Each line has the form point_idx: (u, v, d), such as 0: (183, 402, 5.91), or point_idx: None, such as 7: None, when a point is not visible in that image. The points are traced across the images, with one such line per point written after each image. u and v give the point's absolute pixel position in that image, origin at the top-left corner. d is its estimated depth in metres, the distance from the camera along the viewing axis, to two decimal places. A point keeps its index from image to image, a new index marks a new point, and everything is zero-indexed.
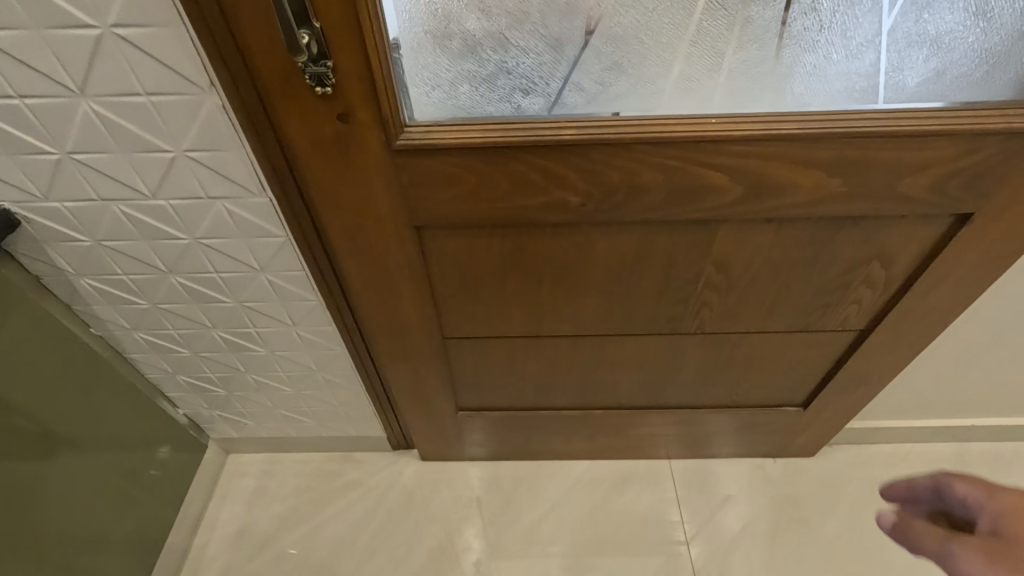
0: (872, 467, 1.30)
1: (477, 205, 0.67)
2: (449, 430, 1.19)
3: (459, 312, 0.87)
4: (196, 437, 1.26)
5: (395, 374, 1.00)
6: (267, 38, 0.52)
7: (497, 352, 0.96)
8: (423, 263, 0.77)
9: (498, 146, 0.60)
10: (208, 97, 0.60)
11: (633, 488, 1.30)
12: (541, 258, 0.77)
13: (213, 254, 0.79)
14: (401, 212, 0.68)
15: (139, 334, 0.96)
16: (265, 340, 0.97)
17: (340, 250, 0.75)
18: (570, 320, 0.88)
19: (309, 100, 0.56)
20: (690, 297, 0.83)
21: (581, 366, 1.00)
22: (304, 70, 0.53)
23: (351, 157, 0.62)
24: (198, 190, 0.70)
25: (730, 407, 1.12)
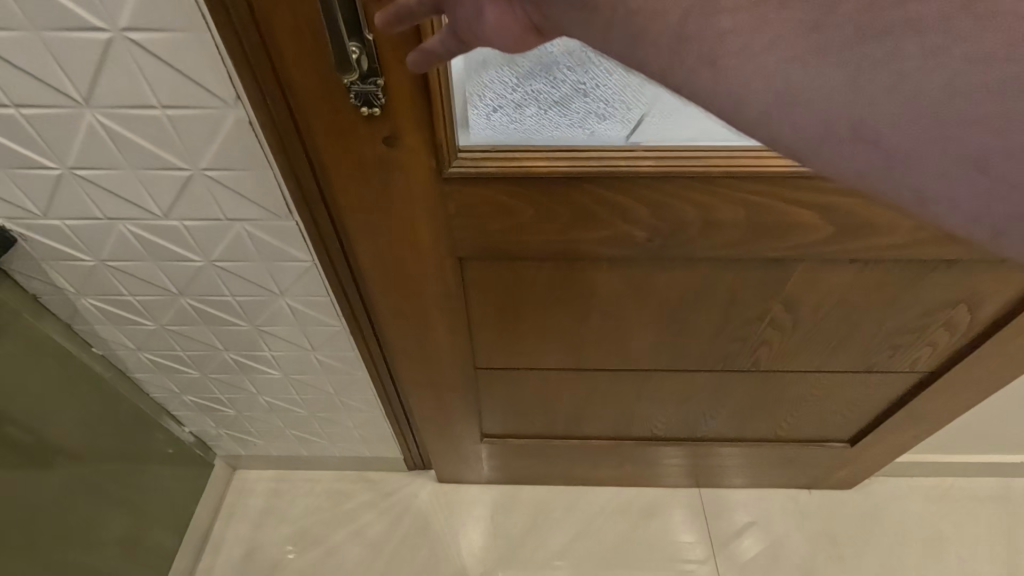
0: (911, 501, 1.24)
1: (530, 237, 0.60)
2: (468, 455, 1.13)
3: (495, 343, 0.79)
4: (202, 454, 1.20)
5: (420, 403, 0.93)
6: (309, 51, 0.45)
7: (531, 383, 0.90)
8: (462, 295, 0.69)
9: (563, 178, 0.53)
10: (232, 112, 0.52)
11: (659, 517, 1.24)
12: (592, 293, 0.69)
13: (229, 277, 0.72)
14: (443, 243, 0.61)
15: (144, 354, 0.88)
16: (280, 364, 0.90)
17: (371, 280, 0.67)
18: (615, 355, 0.81)
19: (351, 121, 0.49)
20: (750, 336, 0.76)
21: (619, 399, 0.93)
22: (350, 89, 0.46)
23: (393, 184, 0.54)
24: (216, 211, 0.62)
25: (771, 440, 1.05)
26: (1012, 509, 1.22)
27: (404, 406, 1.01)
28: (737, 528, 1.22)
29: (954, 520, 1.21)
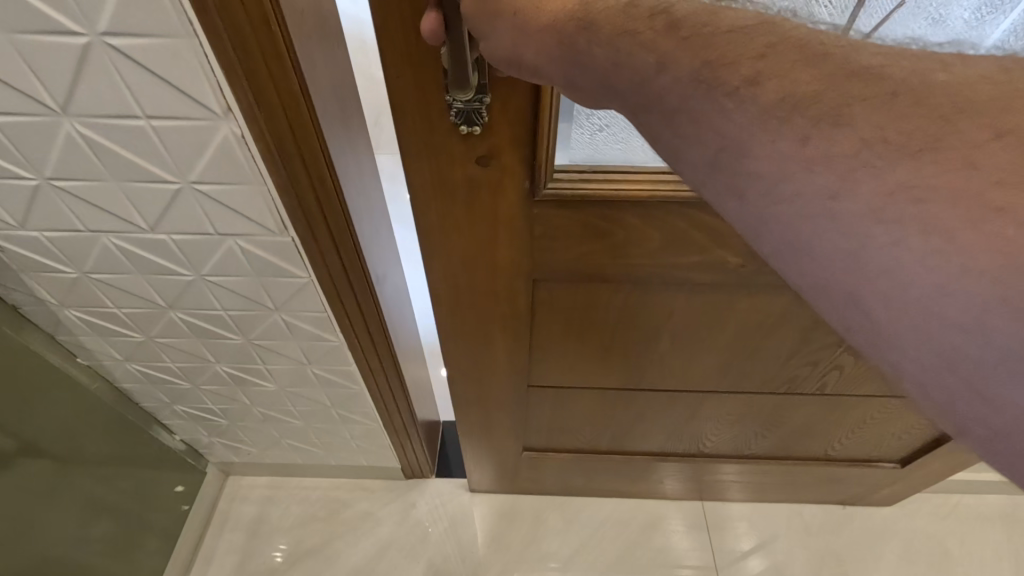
0: (919, 517, 1.22)
1: (615, 260, 0.60)
2: (506, 466, 1.10)
3: (553, 362, 0.78)
4: (193, 462, 1.16)
5: (466, 419, 0.92)
6: (426, 66, 0.44)
7: (579, 401, 0.88)
8: (529, 315, 0.69)
9: (662, 203, 0.53)
10: (224, 125, 0.48)
11: (660, 530, 1.21)
12: (668, 317, 0.68)
13: (221, 292, 0.68)
14: (522, 264, 0.61)
15: (133, 365, 0.84)
16: (276, 377, 0.87)
17: (437, 298, 0.66)
18: (674, 374, 0.79)
19: (447, 139, 0.49)
20: (823, 360, 0.74)
21: (640, 414, 0.90)
22: (451, 107, 0.46)
23: (479, 204, 0.54)
24: (206, 226, 0.58)
25: (800, 461, 1.03)
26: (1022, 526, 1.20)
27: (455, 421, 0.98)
28: (745, 543, 1.20)
29: (960, 541, 1.19)
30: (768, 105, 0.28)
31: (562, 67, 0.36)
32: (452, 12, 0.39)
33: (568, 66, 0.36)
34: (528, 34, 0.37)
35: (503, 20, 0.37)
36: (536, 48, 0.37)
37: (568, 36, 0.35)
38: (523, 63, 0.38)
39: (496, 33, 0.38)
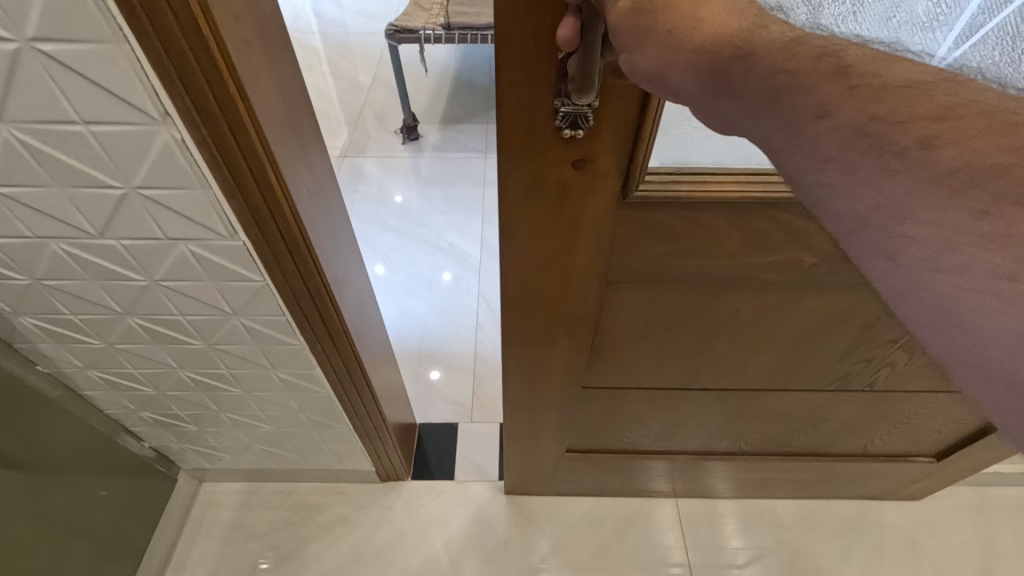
0: (884, 511, 1.23)
1: (692, 262, 0.61)
2: (546, 468, 1.11)
3: (612, 363, 0.79)
4: (162, 469, 1.15)
5: (514, 422, 0.94)
6: (543, 73, 0.45)
7: (627, 403, 0.89)
8: (596, 317, 0.70)
9: (749, 203, 0.54)
10: (164, 130, 0.48)
11: (638, 528, 1.22)
12: (734, 317, 0.69)
13: (176, 297, 0.68)
14: (598, 266, 0.62)
15: (95, 372, 0.84)
16: (240, 381, 0.86)
17: (506, 300, 0.68)
18: (728, 373, 0.81)
19: (548, 143, 0.50)
20: (877, 357, 0.76)
21: (634, 409, 0.91)
22: (559, 110, 0.47)
23: (568, 205, 0.55)
24: (155, 230, 0.58)
25: (775, 456, 1.05)
26: (987, 519, 1.22)
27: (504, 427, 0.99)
28: (727, 540, 1.21)
29: (930, 532, 1.20)
30: (941, 170, 0.28)
31: (709, 95, 0.35)
32: (591, 21, 0.39)
33: (715, 94, 0.35)
34: (677, 52, 0.35)
35: (656, 35, 0.35)
36: (683, 71, 0.35)
37: (721, 63, 0.34)
38: (667, 82, 0.37)
39: (639, 47, 0.36)
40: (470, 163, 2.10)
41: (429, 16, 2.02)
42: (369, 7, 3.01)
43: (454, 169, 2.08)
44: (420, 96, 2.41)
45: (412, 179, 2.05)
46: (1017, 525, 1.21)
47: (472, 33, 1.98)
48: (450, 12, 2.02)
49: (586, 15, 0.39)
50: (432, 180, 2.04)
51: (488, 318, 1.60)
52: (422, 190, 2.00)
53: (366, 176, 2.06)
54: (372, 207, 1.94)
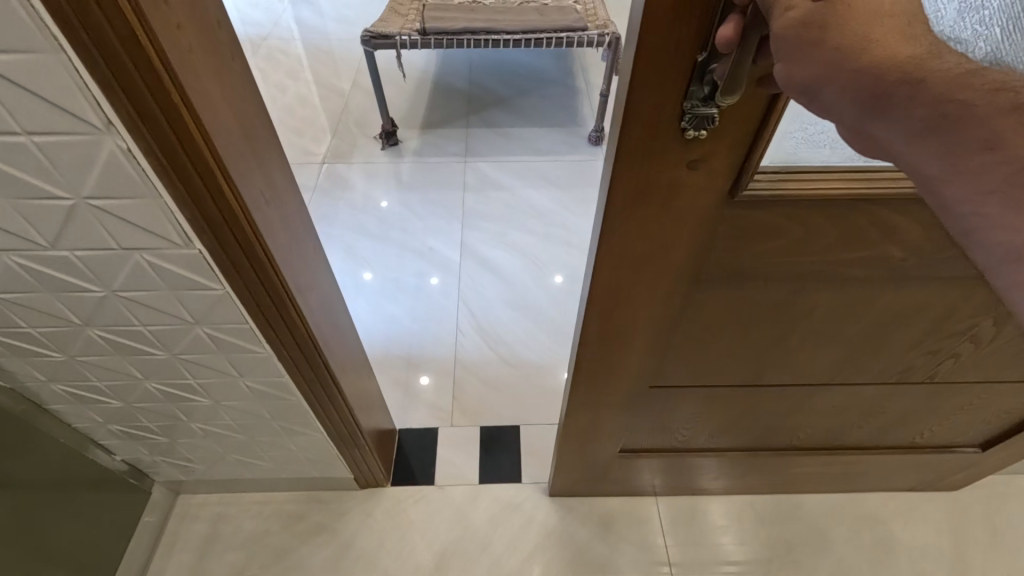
0: (864, 501, 1.26)
1: (784, 260, 0.62)
2: (600, 469, 1.12)
3: (681, 361, 0.80)
4: (135, 482, 1.13)
5: (575, 422, 0.94)
6: (677, 73, 0.45)
7: (686, 402, 0.90)
8: (676, 315, 0.70)
9: (853, 199, 0.54)
10: (108, 139, 0.48)
11: (618, 526, 1.22)
12: (809, 312, 0.70)
13: (136, 307, 0.67)
14: (688, 266, 0.63)
15: (58, 386, 0.83)
16: (208, 392, 0.86)
17: (592, 302, 0.68)
18: (793, 368, 0.82)
19: (666, 143, 0.50)
20: (943, 350, 0.78)
21: (674, 406, 0.92)
22: (688, 112, 0.47)
23: (674, 205, 0.55)
24: (108, 240, 0.57)
25: (757, 450, 1.07)
26: (959, 504, 1.24)
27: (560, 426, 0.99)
28: (708, 536, 1.21)
29: (905, 523, 1.22)
30: None
31: (861, 117, 0.33)
32: (753, 27, 0.39)
33: (868, 115, 0.33)
34: (836, 72, 0.32)
35: (818, 52, 0.33)
36: (840, 88, 0.33)
37: (885, 88, 0.31)
38: (820, 96, 0.34)
39: (795, 60, 0.34)
40: (450, 167, 2.11)
41: (404, 22, 2.02)
42: (352, 15, 3.03)
43: (435, 173, 2.08)
44: (399, 101, 2.41)
45: (392, 184, 2.04)
46: (989, 512, 1.23)
47: (449, 38, 1.98)
48: (426, 17, 2.03)
49: (749, 19, 0.39)
50: (413, 185, 2.04)
51: (468, 321, 1.60)
52: (401, 195, 2.00)
53: (345, 182, 2.05)
54: (354, 213, 1.93)
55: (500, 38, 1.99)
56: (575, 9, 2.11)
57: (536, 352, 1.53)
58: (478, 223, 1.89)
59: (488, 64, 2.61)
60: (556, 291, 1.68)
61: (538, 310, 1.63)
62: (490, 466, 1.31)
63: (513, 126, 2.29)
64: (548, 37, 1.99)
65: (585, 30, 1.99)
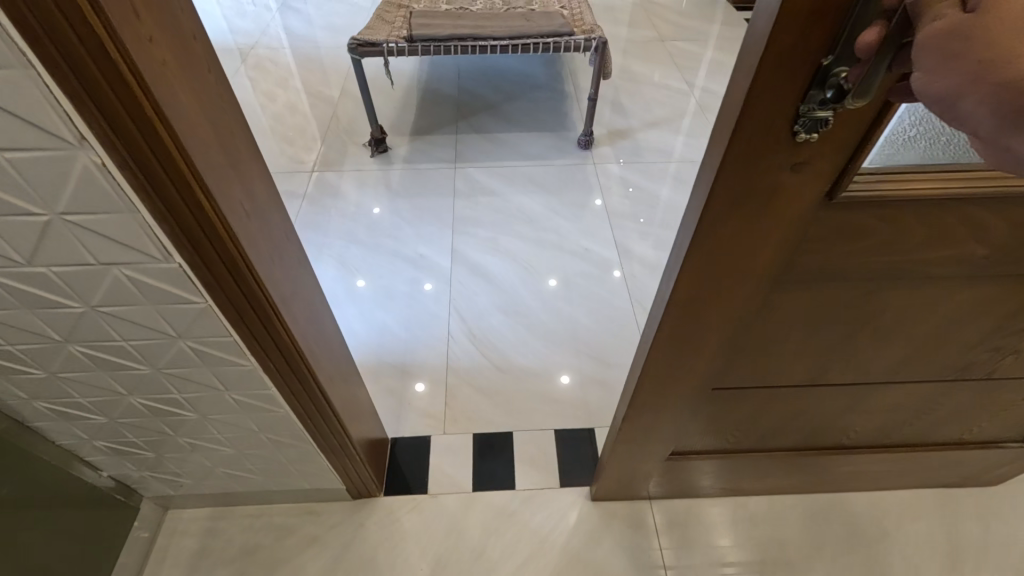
0: (857, 500, 1.26)
1: (871, 261, 0.61)
2: (644, 473, 1.11)
3: (748, 361, 0.79)
4: (123, 498, 1.12)
5: (633, 426, 0.94)
6: (796, 78, 0.43)
7: (745, 402, 0.90)
8: (752, 316, 0.70)
9: (950, 197, 0.54)
10: (82, 155, 0.47)
11: (612, 530, 1.22)
12: (884, 309, 0.70)
13: (117, 322, 0.66)
14: (771, 267, 0.62)
15: (41, 403, 0.82)
16: (194, 405, 0.85)
17: (672, 304, 0.67)
18: (857, 365, 0.81)
19: (772, 147, 0.49)
20: (1005, 346, 0.79)
21: (730, 407, 0.91)
22: (803, 115, 0.46)
23: (770, 208, 0.54)
24: (86, 256, 0.57)
25: (756, 452, 1.07)
26: (951, 502, 1.25)
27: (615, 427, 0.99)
28: (705, 538, 1.21)
29: (897, 521, 1.23)
30: None
31: (999, 128, 0.31)
32: (897, 34, 0.38)
33: (1007, 130, 0.31)
34: (973, 84, 0.31)
35: (959, 63, 0.32)
36: (978, 100, 0.32)
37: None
38: (957, 107, 0.33)
39: (936, 67, 0.34)
40: (440, 173, 2.11)
41: (391, 30, 2.03)
42: (340, 23, 3.04)
43: (425, 180, 2.08)
44: (388, 108, 2.40)
45: (383, 192, 2.04)
46: (981, 510, 1.23)
47: (436, 44, 1.98)
48: (413, 24, 2.03)
49: (895, 26, 0.38)
50: (403, 192, 2.03)
51: (459, 328, 1.60)
52: (392, 203, 1.99)
53: (335, 190, 2.04)
54: (346, 222, 1.93)
55: (487, 44, 1.99)
56: (562, 15, 2.12)
57: (529, 358, 1.52)
58: (469, 229, 1.89)
59: (477, 70, 2.62)
60: (548, 296, 1.68)
61: (531, 316, 1.62)
62: (484, 473, 1.30)
63: (503, 132, 2.29)
64: (534, 42, 1.99)
65: (571, 35, 1.99)
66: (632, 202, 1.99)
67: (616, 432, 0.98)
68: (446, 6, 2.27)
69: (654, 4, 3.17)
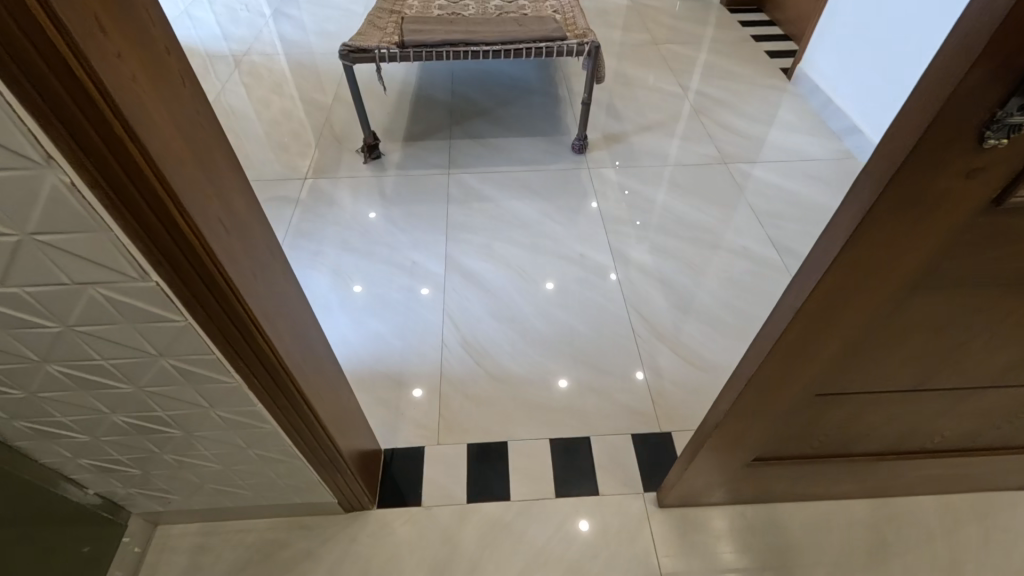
0: (858, 509, 1.24)
1: (1014, 266, 0.59)
2: (720, 478, 1.10)
3: (858, 368, 0.77)
4: (111, 515, 1.10)
5: (723, 429, 0.92)
6: (999, 83, 0.41)
7: (843, 406, 0.88)
8: (878, 325, 0.67)
9: None
10: (50, 175, 0.46)
11: (610, 540, 1.20)
12: (1009, 313, 0.67)
13: (95, 341, 0.65)
14: (911, 276, 0.59)
15: (21, 423, 0.79)
16: (179, 423, 0.83)
17: (803, 311, 0.65)
18: (965, 368, 0.79)
19: (952, 152, 0.46)
20: None
21: (825, 411, 0.89)
22: (1002, 119, 0.42)
23: (935, 214, 0.51)
24: (59, 275, 0.55)
25: (777, 459, 1.05)
26: (952, 509, 1.24)
27: (703, 432, 0.99)
28: (705, 547, 1.19)
29: (898, 529, 1.21)
30: None
31: None
32: None
33: None
34: None
35: None
36: None
37: None
38: None
39: None
40: (433, 180, 2.09)
41: (383, 36, 2.01)
42: (333, 29, 3.03)
43: (418, 186, 2.07)
44: (381, 114, 2.39)
45: (376, 199, 2.02)
46: (982, 517, 1.23)
47: (427, 50, 1.96)
48: (405, 30, 2.02)
49: None
50: (397, 199, 2.02)
51: (453, 335, 1.58)
52: (385, 210, 1.98)
53: (328, 197, 2.03)
54: (340, 229, 1.91)
55: (479, 49, 1.97)
56: (554, 19, 2.11)
57: (525, 366, 1.51)
58: (462, 236, 1.87)
59: (470, 76, 2.61)
60: (544, 302, 1.66)
61: (526, 324, 1.61)
62: (480, 484, 1.28)
63: (497, 137, 2.28)
64: (527, 47, 1.98)
65: (564, 39, 1.98)
66: (627, 206, 1.98)
67: (705, 437, 0.97)
68: (438, 11, 2.26)
69: (647, 7, 3.18)
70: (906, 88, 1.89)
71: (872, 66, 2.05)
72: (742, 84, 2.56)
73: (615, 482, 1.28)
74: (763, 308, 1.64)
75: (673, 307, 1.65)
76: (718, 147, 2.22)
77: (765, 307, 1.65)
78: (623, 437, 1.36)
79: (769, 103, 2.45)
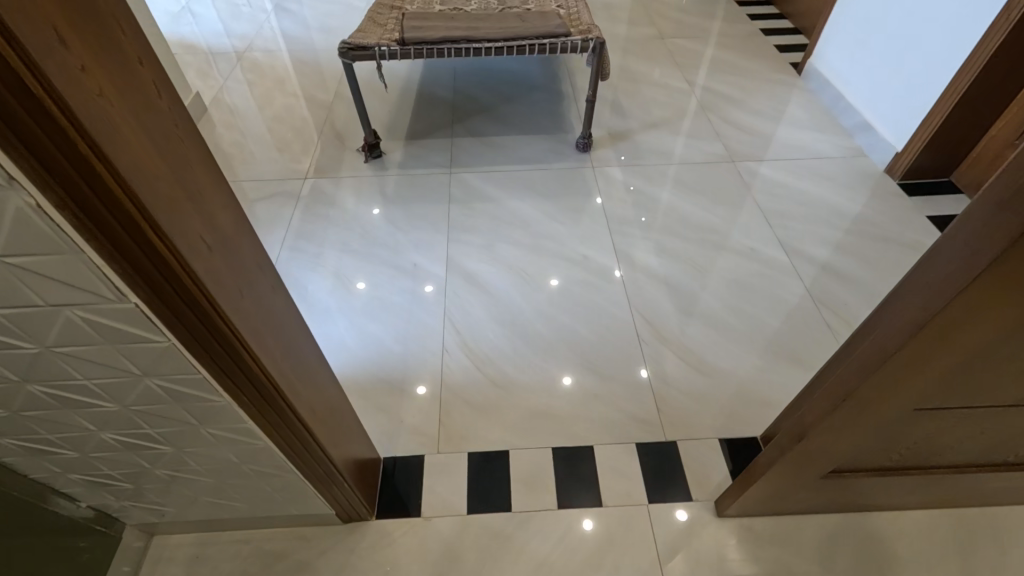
0: (867, 521, 1.21)
1: None
2: (789, 489, 1.07)
3: (970, 390, 0.71)
4: (105, 527, 1.08)
5: (810, 439, 0.89)
6: None
7: (940, 424, 0.82)
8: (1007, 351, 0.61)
9: None
10: (13, 198, 0.42)
11: (612, 552, 1.17)
12: None
13: (76, 361, 0.62)
14: None
15: (9, 441, 0.77)
16: (169, 439, 0.81)
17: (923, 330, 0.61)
18: None
19: None
20: None
21: (920, 428, 0.84)
22: None
23: None
24: (33, 297, 0.52)
25: (851, 472, 1.01)
26: (965, 523, 1.20)
27: (786, 440, 0.96)
28: (708, 560, 1.16)
29: (908, 544, 1.18)
30: None
31: None
32: None
33: None
34: None
35: None
36: None
37: None
38: None
39: None
40: (434, 179, 2.06)
41: (383, 33, 1.97)
42: (335, 24, 3.00)
43: (420, 186, 2.04)
44: (381, 112, 2.36)
45: (378, 199, 2.00)
46: (996, 532, 1.19)
47: (429, 47, 1.91)
48: (405, 27, 1.98)
49: None
50: (398, 199, 1.99)
51: (454, 340, 1.56)
52: (387, 210, 1.95)
53: (329, 198, 2.00)
54: (340, 229, 1.89)
55: (481, 46, 1.93)
56: (558, 15, 2.06)
57: (527, 371, 1.48)
58: (463, 237, 1.84)
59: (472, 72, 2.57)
60: (546, 305, 1.63)
61: (528, 328, 1.58)
62: (479, 494, 1.26)
63: (498, 134, 2.24)
64: (530, 43, 1.93)
65: (568, 35, 1.93)
66: (632, 205, 1.94)
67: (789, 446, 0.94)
68: (440, 6, 2.22)
69: (653, 1, 3.11)
70: (920, 83, 1.84)
71: (885, 61, 1.99)
72: (750, 80, 2.51)
73: (617, 492, 1.25)
74: (771, 312, 1.60)
75: (680, 311, 1.61)
76: (726, 145, 2.17)
77: (773, 310, 1.61)
78: (626, 447, 1.33)
79: (778, 99, 2.40)
